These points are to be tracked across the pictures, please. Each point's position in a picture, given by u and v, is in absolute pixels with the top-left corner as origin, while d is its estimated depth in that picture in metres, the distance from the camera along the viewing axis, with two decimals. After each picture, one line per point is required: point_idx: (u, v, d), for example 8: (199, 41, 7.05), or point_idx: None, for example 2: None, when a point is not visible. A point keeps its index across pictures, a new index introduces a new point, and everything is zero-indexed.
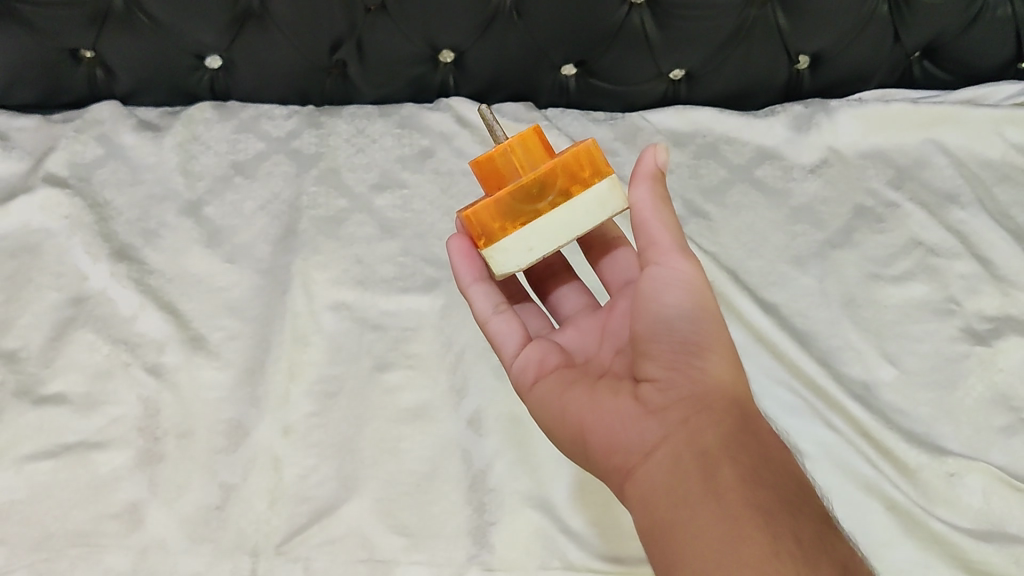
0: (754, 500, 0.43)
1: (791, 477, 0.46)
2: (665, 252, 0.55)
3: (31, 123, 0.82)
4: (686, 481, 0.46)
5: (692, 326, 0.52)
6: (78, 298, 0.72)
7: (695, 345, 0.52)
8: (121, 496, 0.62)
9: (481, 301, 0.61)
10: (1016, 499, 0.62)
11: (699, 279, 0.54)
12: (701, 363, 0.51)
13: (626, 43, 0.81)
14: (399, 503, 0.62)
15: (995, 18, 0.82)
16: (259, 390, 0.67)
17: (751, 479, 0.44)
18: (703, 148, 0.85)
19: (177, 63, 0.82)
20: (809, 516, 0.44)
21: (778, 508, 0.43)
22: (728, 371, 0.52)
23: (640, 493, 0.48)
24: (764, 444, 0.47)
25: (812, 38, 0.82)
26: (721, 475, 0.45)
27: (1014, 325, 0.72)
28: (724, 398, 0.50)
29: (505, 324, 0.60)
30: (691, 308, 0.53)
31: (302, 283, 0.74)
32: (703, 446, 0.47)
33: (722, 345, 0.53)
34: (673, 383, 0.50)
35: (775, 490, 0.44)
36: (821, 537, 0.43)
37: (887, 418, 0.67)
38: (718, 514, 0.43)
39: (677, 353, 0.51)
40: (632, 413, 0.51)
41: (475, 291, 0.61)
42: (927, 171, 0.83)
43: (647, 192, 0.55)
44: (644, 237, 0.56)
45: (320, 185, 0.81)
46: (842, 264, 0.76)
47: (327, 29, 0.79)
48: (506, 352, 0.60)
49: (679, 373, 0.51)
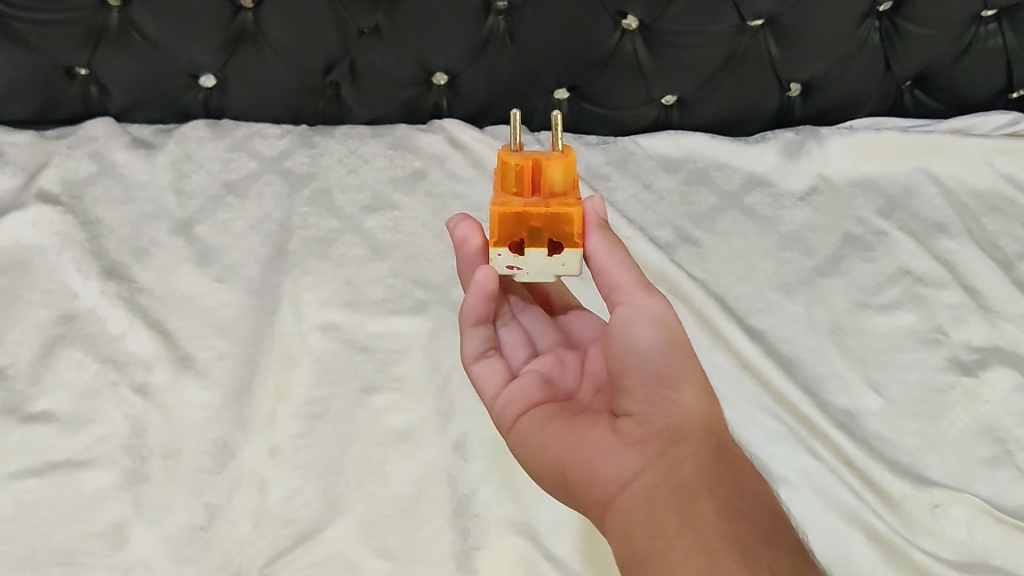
0: (733, 534, 0.42)
1: (768, 513, 0.45)
2: (629, 292, 0.55)
3: (26, 139, 0.83)
4: (665, 515, 0.44)
5: (664, 356, 0.52)
6: (68, 316, 0.72)
7: (669, 377, 0.51)
8: (105, 516, 0.61)
9: (472, 344, 0.58)
10: (1001, 531, 0.62)
11: (668, 313, 0.54)
12: (675, 396, 0.50)
13: (618, 70, 0.82)
14: (384, 526, 0.62)
15: (985, 49, 0.83)
16: (246, 411, 0.67)
17: (730, 513, 0.43)
18: (693, 174, 0.86)
19: (172, 82, 0.83)
20: (786, 549, 0.43)
21: (756, 541, 0.42)
22: (703, 404, 0.50)
23: (617, 523, 0.46)
24: (740, 476, 0.46)
25: (803, 67, 0.82)
26: (701, 508, 0.44)
27: (1001, 356, 0.72)
28: (701, 431, 0.49)
29: (490, 368, 0.57)
30: (660, 340, 0.52)
31: (291, 304, 0.74)
32: (682, 479, 0.45)
33: (695, 376, 0.52)
34: (650, 418, 0.49)
35: (752, 524, 0.43)
36: (800, 571, 0.41)
37: (873, 447, 0.67)
38: (697, 547, 0.42)
39: (649, 387, 0.50)
40: (609, 443, 0.49)
41: (472, 333, 0.58)
42: (917, 200, 0.84)
43: (601, 239, 0.55)
44: (604, 280, 0.56)
45: (311, 206, 0.81)
46: (830, 293, 0.77)
47: (322, 51, 0.80)
48: (487, 395, 0.57)
49: (656, 407, 0.49)
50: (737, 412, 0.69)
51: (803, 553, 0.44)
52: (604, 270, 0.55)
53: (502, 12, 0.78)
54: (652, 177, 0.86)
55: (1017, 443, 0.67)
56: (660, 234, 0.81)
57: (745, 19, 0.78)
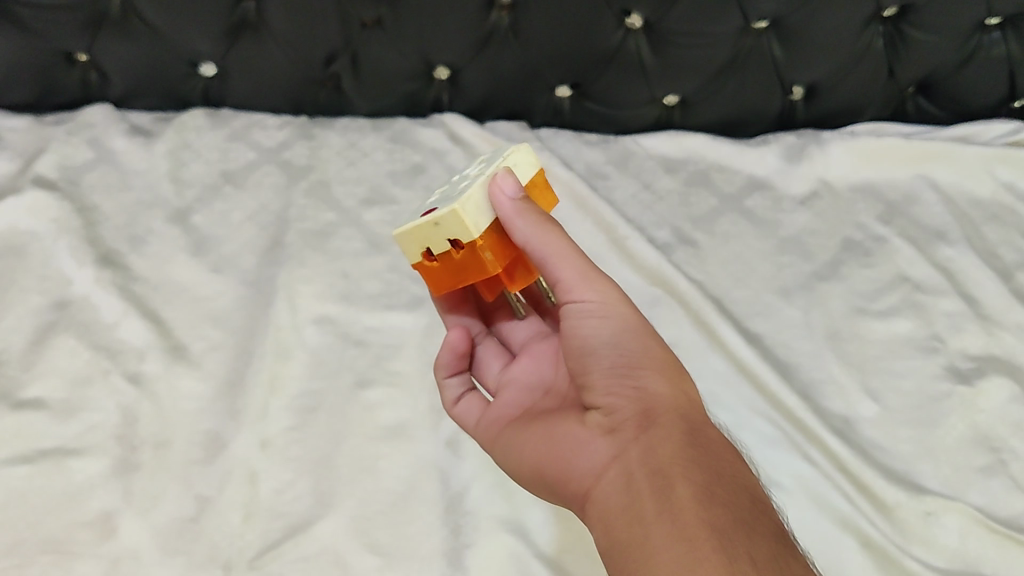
0: (709, 519, 0.42)
1: (743, 496, 0.45)
2: (572, 290, 0.53)
3: (24, 124, 0.82)
4: (643, 502, 0.45)
5: (622, 348, 0.52)
6: (62, 302, 0.71)
7: (627, 366, 0.51)
8: (95, 505, 0.61)
9: (449, 391, 0.63)
10: (991, 541, 0.62)
11: (617, 296, 0.53)
12: (639, 383, 0.50)
13: (621, 68, 0.81)
14: (375, 522, 0.62)
15: (988, 58, 0.83)
16: (238, 403, 0.67)
17: (707, 498, 0.44)
18: (693, 176, 0.86)
19: (172, 71, 0.82)
20: (767, 535, 0.43)
21: (734, 527, 0.42)
22: (670, 386, 0.51)
23: (597, 513, 0.47)
24: (716, 459, 0.47)
25: (806, 70, 0.82)
26: (676, 493, 0.44)
27: (997, 366, 0.72)
28: (670, 413, 0.49)
29: (469, 404, 0.62)
30: (615, 329, 0.52)
31: (287, 296, 0.74)
32: (657, 464, 0.46)
33: (656, 359, 0.52)
34: (617, 410, 0.50)
35: (730, 509, 0.43)
36: (778, 556, 0.42)
37: (867, 454, 0.67)
38: (674, 534, 0.42)
39: (612, 379, 0.51)
40: (584, 438, 0.51)
41: (448, 383, 0.63)
42: (917, 207, 0.83)
43: (528, 227, 0.51)
44: (547, 274, 0.53)
45: (309, 198, 0.81)
46: (828, 297, 0.77)
47: (323, 42, 0.79)
48: (470, 427, 0.61)
49: (620, 399, 0.50)
50: (731, 415, 0.68)
51: (784, 537, 0.44)
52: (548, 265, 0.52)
53: (505, 8, 0.77)
54: (652, 177, 0.85)
55: (1011, 453, 0.67)
56: (659, 235, 0.81)
57: (750, 21, 0.77)
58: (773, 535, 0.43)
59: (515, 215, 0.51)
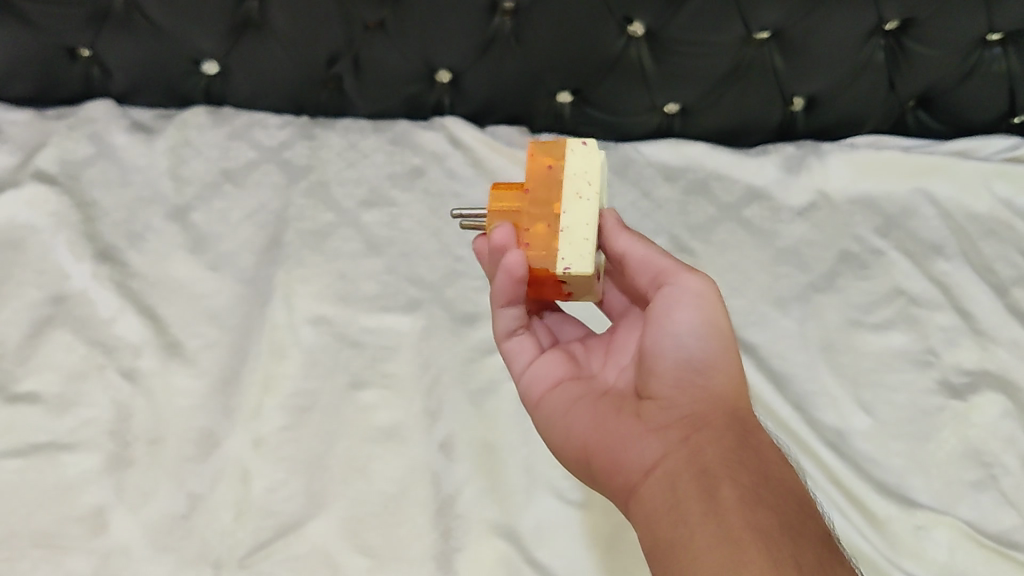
0: (755, 522, 0.43)
1: (791, 499, 0.45)
2: (675, 275, 0.55)
3: (24, 117, 0.82)
4: (688, 503, 0.45)
5: (702, 342, 0.52)
6: (58, 297, 0.71)
7: (701, 364, 0.52)
8: (86, 500, 0.61)
9: (503, 321, 0.58)
10: (980, 556, 0.63)
11: (713, 293, 0.54)
12: (704, 383, 0.51)
13: (623, 75, 0.81)
14: (365, 523, 0.62)
15: (989, 74, 0.83)
16: (232, 401, 0.67)
17: (753, 501, 0.44)
18: (693, 184, 0.86)
19: (174, 68, 0.82)
20: (813, 538, 0.43)
21: (779, 531, 0.43)
22: (732, 390, 0.52)
23: (642, 511, 0.48)
24: (764, 463, 0.47)
25: (807, 81, 0.82)
26: (722, 494, 0.45)
27: (990, 381, 0.72)
28: (723, 416, 0.50)
29: (519, 344, 0.59)
30: (700, 326, 0.53)
31: (284, 295, 0.74)
32: (704, 465, 0.47)
33: (726, 361, 0.53)
34: (676, 403, 0.51)
35: (775, 514, 0.44)
36: (822, 564, 0.42)
37: (860, 467, 0.67)
38: (719, 536, 0.42)
39: (679, 373, 0.52)
40: (635, 431, 0.51)
41: (501, 313, 0.58)
42: (915, 220, 0.84)
43: (629, 239, 0.56)
44: (649, 267, 0.56)
45: (308, 198, 0.81)
46: (824, 309, 0.77)
47: (326, 44, 0.79)
48: (516, 370, 0.59)
49: (682, 393, 0.51)
50: None
51: (828, 541, 0.44)
52: (647, 261, 0.56)
53: (507, 13, 0.76)
54: (651, 185, 0.85)
55: (1002, 468, 0.67)
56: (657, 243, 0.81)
57: (751, 31, 0.77)
58: (819, 539, 0.43)
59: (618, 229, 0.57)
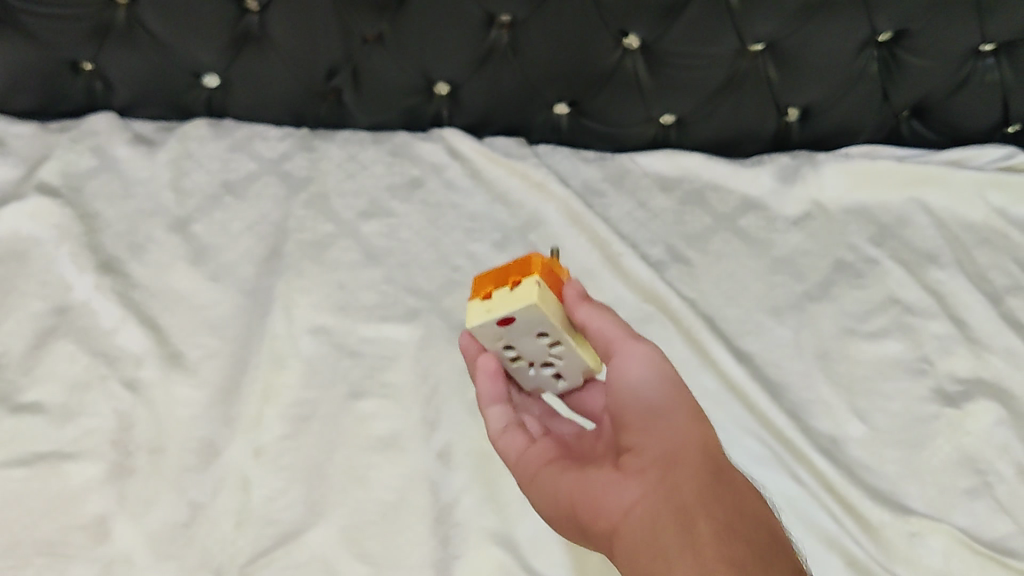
0: (727, 552, 0.43)
1: (764, 529, 0.46)
2: (620, 343, 0.55)
3: (28, 131, 0.83)
4: (668, 538, 0.45)
5: (659, 390, 0.53)
6: (62, 308, 0.72)
7: (662, 408, 0.53)
8: (88, 508, 0.62)
9: (495, 420, 0.60)
10: (974, 562, 0.63)
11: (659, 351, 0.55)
12: (670, 424, 0.52)
13: (619, 88, 0.82)
14: (365, 531, 0.63)
15: (983, 84, 0.84)
16: (233, 411, 0.68)
17: (728, 533, 0.44)
18: (689, 194, 0.87)
19: (176, 81, 0.83)
20: (784, 566, 0.43)
21: (753, 561, 0.43)
22: (701, 427, 0.52)
23: (625, 551, 0.48)
24: (739, 496, 0.47)
25: (801, 93, 0.83)
26: (698, 530, 0.45)
27: (985, 389, 0.73)
28: (697, 450, 0.50)
29: (514, 438, 0.59)
30: (654, 377, 0.54)
31: (283, 306, 0.74)
32: (681, 502, 0.47)
33: (689, 404, 0.53)
34: (647, 449, 0.51)
35: (749, 543, 0.44)
36: None
37: (854, 474, 0.68)
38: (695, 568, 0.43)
39: (643, 423, 0.52)
40: (615, 478, 0.51)
41: (491, 411, 0.60)
42: (909, 229, 0.84)
43: (591, 309, 0.56)
44: (596, 331, 0.56)
45: (308, 209, 0.82)
46: (820, 318, 0.77)
47: (325, 58, 0.80)
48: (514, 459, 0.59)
49: (652, 438, 0.51)
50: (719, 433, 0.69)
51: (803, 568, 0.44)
52: (598, 328, 0.56)
53: (504, 27, 0.77)
54: (647, 196, 0.86)
55: (996, 475, 0.68)
56: (653, 252, 0.82)
57: (745, 43, 0.77)
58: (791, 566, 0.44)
59: (581, 299, 0.57)
